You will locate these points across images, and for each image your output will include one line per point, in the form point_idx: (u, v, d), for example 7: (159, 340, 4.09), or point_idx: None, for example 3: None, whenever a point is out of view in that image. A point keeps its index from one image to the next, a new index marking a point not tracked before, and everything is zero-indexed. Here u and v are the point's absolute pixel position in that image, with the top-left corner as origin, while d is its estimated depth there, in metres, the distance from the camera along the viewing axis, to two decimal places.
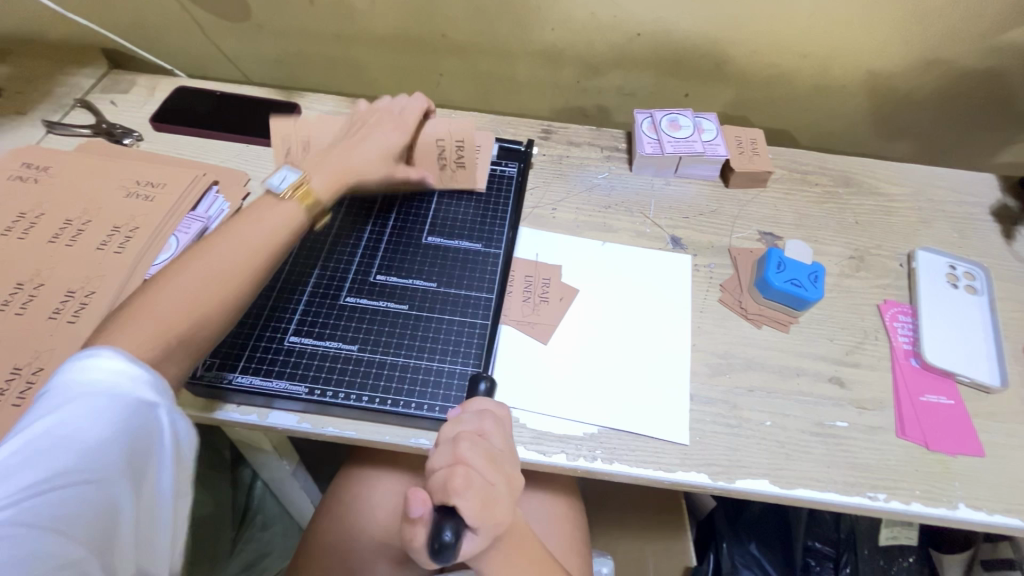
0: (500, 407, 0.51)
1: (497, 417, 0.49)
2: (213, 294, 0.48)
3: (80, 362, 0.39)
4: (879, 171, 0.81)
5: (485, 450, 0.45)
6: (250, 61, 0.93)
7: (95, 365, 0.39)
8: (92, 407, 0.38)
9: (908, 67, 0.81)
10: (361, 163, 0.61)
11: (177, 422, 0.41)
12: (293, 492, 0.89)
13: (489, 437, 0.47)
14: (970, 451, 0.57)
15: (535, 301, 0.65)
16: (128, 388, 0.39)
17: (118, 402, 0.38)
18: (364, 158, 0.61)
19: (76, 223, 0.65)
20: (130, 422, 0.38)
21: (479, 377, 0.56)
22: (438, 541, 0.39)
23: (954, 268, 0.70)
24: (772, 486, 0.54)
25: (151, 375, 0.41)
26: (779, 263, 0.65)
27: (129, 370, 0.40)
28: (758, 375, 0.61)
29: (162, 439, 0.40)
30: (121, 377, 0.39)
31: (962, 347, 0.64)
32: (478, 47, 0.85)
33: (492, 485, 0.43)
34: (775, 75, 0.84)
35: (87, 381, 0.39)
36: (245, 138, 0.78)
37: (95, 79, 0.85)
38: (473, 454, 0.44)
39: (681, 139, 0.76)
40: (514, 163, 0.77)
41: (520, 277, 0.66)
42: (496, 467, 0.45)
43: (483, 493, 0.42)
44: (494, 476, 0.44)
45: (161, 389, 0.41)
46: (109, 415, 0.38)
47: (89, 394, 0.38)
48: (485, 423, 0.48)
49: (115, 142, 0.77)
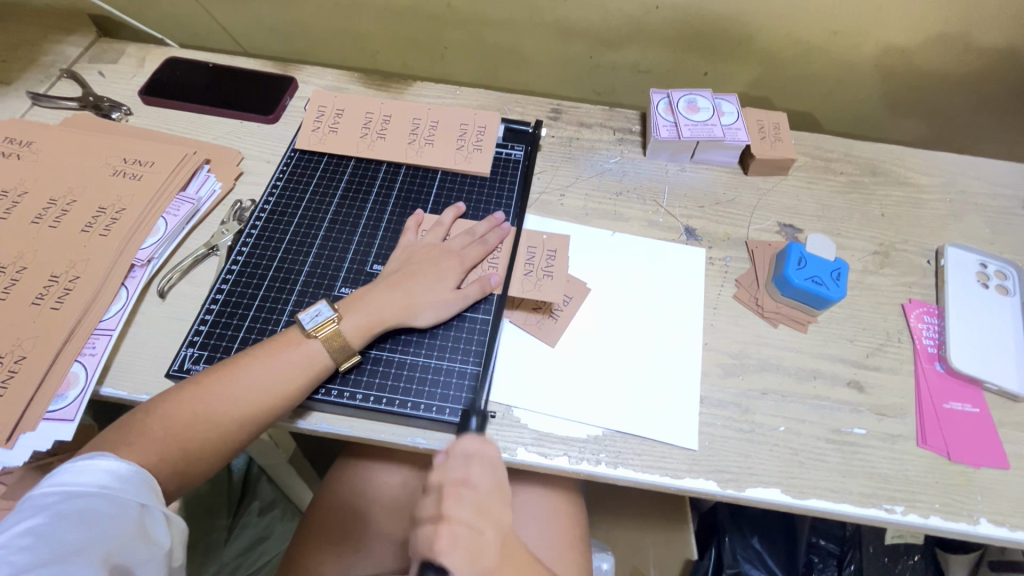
0: (487, 445, 0.49)
1: (483, 458, 0.47)
2: (245, 382, 0.50)
3: (78, 465, 0.43)
4: (908, 159, 0.76)
5: (473, 501, 0.44)
6: (246, 29, 0.88)
7: (93, 468, 0.43)
8: (85, 507, 0.41)
9: (948, 47, 0.75)
10: (419, 310, 0.56)
11: (157, 518, 0.44)
12: (289, 478, 0.89)
13: (474, 482, 0.46)
14: (993, 462, 0.54)
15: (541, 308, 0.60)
16: (115, 486, 0.43)
17: (98, 494, 0.42)
18: (428, 297, 0.57)
19: (61, 203, 0.62)
20: (120, 515, 0.41)
21: (469, 412, 0.52)
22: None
23: (985, 267, 0.66)
24: (783, 495, 0.52)
25: (138, 472, 0.44)
26: (800, 259, 0.61)
27: (113, 467, 0.43)
28: (773, 377, 0.58)
29: (145, 532, 0.42)
30: (110, 477, 0.43)
31: (991, 353, 0.60)
32: (484, 18, 0.80)
33: (480, 535, 0.43)
34: (802, 53, 0.79)
35: (81, 477, 0.42)
36: (238, 114, 0.74)
37: (83, 48, 0.80)
38: (455, 508, 0.43)
39: (700, 122, 0.71)
40: (521, 145, 0.73)
41: (523, 248, 0.63)
42: (479, 521, 0.44)
43: (471, 546, 0.42)
44: (480, 528, 0.44)
45: (134, 479, 0.44)
46: (89, 508, 0.41)
47: (88, 494, 0.41)
48: (470, 470, 0.46)
49: (103, 116, 0.74)
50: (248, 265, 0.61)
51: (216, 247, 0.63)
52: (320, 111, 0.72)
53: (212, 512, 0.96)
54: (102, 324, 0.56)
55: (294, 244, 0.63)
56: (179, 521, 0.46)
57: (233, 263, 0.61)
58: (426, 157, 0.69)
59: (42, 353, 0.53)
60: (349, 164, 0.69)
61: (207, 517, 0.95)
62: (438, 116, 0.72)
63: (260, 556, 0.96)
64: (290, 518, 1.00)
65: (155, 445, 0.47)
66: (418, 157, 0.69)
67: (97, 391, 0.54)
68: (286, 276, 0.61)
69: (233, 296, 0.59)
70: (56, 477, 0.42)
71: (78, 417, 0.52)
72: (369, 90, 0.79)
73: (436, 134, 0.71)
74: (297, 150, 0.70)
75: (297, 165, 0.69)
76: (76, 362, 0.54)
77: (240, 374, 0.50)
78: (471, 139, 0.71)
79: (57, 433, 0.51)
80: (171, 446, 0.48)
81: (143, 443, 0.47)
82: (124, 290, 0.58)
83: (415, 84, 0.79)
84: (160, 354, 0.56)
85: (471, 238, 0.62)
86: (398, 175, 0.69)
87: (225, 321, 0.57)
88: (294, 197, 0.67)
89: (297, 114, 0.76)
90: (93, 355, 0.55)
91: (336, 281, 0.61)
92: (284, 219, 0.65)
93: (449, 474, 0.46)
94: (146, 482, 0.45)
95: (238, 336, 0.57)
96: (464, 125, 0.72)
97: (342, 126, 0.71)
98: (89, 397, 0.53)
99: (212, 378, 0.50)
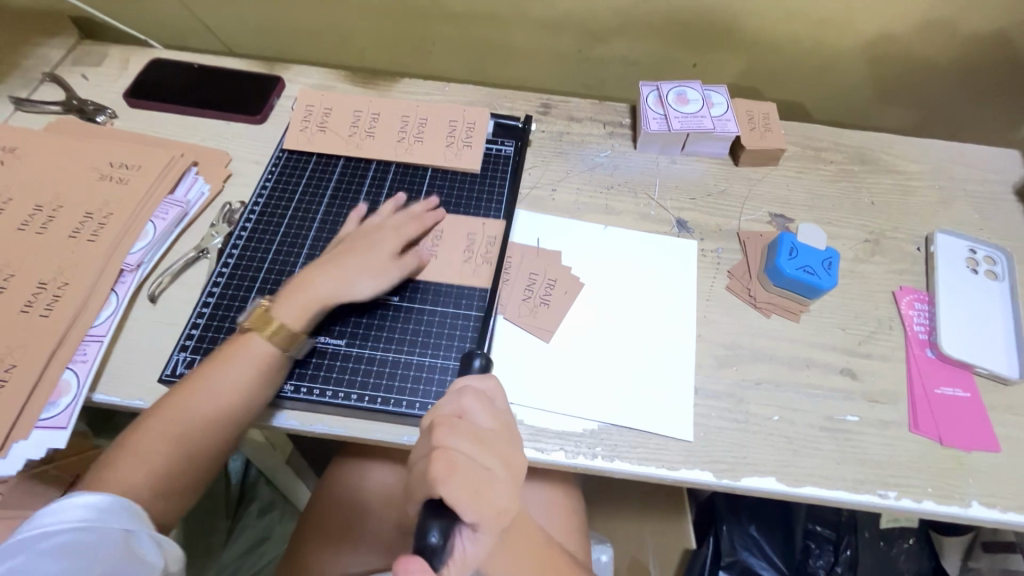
0: (487, 381, 0.47)
1: (482, 394, 0.45)
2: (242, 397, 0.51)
3: (54, 504, 0.42)
4: (897, 147, 0.77)
5: (471, 432, 0.41)
6: (231, 29, 0.87)
7: (71, 505, 0.43)
8: (69, 540, 0.40)
9: (934, 33, 0.75)
10: None
11: (148, 541, 0.44)
12: (287, 479, 0.89)
13: (471, 414, 0.43)
14: (985, 446, 0.55)
15: (534, 302, 0.60)
16: (98, 518, 0.43)
17: (82, 529, 0.41)
18: (416, 293, 0.57)
19: (47, 209, 0.61)
20: (106, 543, 0.41)
21: (472, 354, 0.50)
22: (423, 542, 0.36)
23: (974, 253, 0.67)
24: (778, 483, 0.52)
25: (119, 503, 0.45)
26: (791, 248, 0.61)
27: (92, 501, 0.43)
28: (767, 367, 0.58)
29: (135, 555, 0.42)
30: (91, 510, 0.43)
31: (981, 338, 0.61)
32: (472, 13, 0.79)
33: (484, 470, 0.40)
34: (790, 42, 0.79)
35: (59, 516, 0.41)
36: (225, 114, 0.74)
37: (64, 51, 0.79)
38: (449, 438, 0.40)
39: (689, 114, 0.71)
40: (511, 141, 0.72)
41: (521, 272, 0.62)
42: (484, 455, 0.41)
43: (471, 475, 0.39)
44: (483, 460, 0.40)
45: (117, 510, 0.44)
46: (75, 543, 0.40)
47: (69, 529, 0.41)
48: (465, 402, 0.44)
49: (87, 120, 0.73)
50: (238, 267, 0.61)
51: (206, 250, 0.63)
52: (308, 110, 0.71)
53: (213, 513, 0.96)
54: (93, 330, 0.56)
55: (284, 245, 0.63)
56: (170, 545, 0.46)
57: (224, 266, 0.61)
58: (416, 154, 0.69)
59: (32, 361, 0.52)
60: (338, 163, 0.69)
61: (207, 518, 0.95)
62: (427, 113, 0.72)
63: (260, 557, 0.96)
64: (289, 518, 1.00)
65: (151, 459, 0.48)
66: (407, 155, 0.69)
67: (90, 397, 0.54)
68: (277, 277, 0.60)
69: (224, 299, 0.59)
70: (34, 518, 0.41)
71: (71, 425, 0.52)
72: (357, 88, 0.78)
73: (426, 131, 0.70)
74: (285, 150, 0.70)
75: (285, 165, 0.69)
76: (67, 369, 0.54)
77: (230, 376, 0.51)
78: (461, 135, 0.71)
79: (50, 442, 0.51)
80: (170, 459, 0.49)
81: (140, 453, 0.48)
82: (115, 296, 0.58)
83: (403, 81, 0.79)
84: (152, 359, 0.56)
85: (463, 236, 0.62)
86: (388, 173, 0.68)
87: (216, 324, 0.57)
88: (283, 197, 0.66)
89: (284, 113, 0.76)
90: (85, 362, 0.54)
91: None
92: (273, 220, 0.64)
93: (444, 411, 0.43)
94: (131, 511, 0.45)
95: (231, 340, 0.56)
96: (454, 122, 0.71)
97: (330, 125, 0.71)
98: (81, 404, 0.53)
99: (210, 389, 0.51)
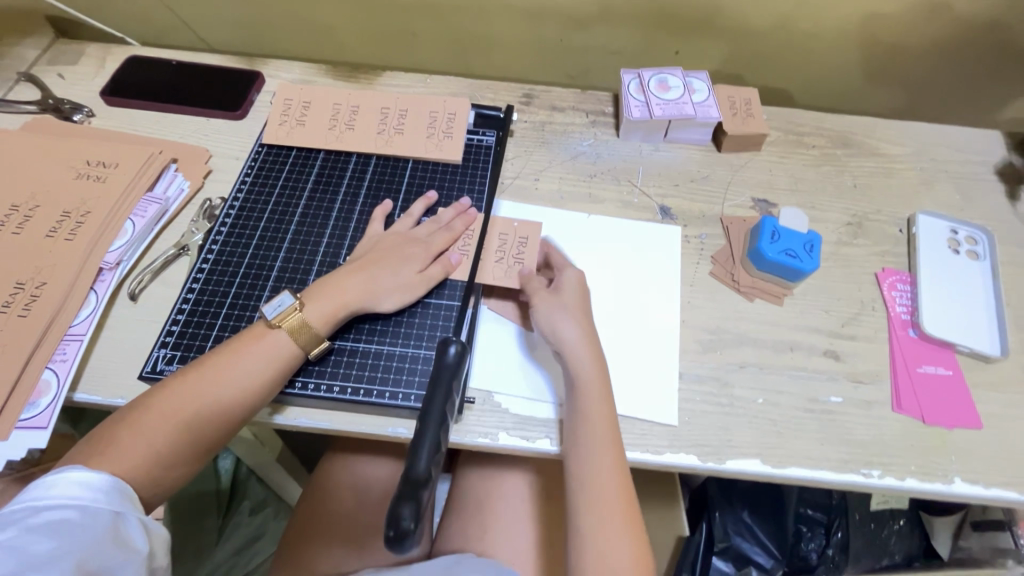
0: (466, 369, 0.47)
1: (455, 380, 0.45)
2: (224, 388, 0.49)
3: (47, 479, 0.42)
4: (879, 130, 0.77)
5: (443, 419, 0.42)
6: (209, 25, 0.86)
7: (64, 480, 0.42)
8: (56, 519, 0.40)
9: (912, 16, 0.76)
10: (382, 297, 0.56)
11: (134, 524, 0.43)
12: (278, 475, 0.89)
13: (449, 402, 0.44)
14: (967, 423, 0.55)
15: (510, 261, 0.61)
16: (87, 497, 0.42)
17: (68, 508, 0.41)
18: (393, 283, 0.56)
19: (24, 208, 0.61)
20: (91, 525, 0.41)
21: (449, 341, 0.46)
22: (395, 527, 0.37)
23: (956, 233, 0.67)
24: (763, 465, 0.53)
25: (115, 482, 0.44)
26: (774, 232, 0.62)
27: (86, 478, 0.43)
28: (751, 351, 0.59)
29: (119, 539, 0.42)
30: (83, 488, 0.42)
31: (963, 317, 0.61)
32: (451, 4, 0.79)
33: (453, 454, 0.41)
34: (771, 27, 0.78)
35: (52, 491, 0.41)
36: (204, 111, 0.73)
37: (41, 50, 0.78)
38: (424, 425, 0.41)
39: (670, 101, 0.71)
40: (492, 131, 0.72)
41: (494, 236, 0.63)
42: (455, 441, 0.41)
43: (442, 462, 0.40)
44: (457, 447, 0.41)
45: (109, 488, 0.43)
46: (57, 522, 0.40)
47: (57, 507, 0.41)
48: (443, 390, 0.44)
49: (64, 119, 0.72)
50: (219, 263, 0.60)
51: (187, 247, 0.62)
52: (287, 104, 0.71)
53: (203, 511, 0.95)
54: (72, 330, 0.55)
55: (265, 240, 0.62)
56: (158, 527, 0.45)
57: (204, 262, 0.60)
58: (397, 146, 0.69)
59: (10, 362, 0.52)
60: (318, 157, 0.69)
61: (197, 517, 0.94)
62: (407, 104, 0.71)
63: (253, 555, 0.96)
64: (283, 516, 1.01)
65: (127, 455, 0.46)
66: (388, 147, 0.68)
67: (70, 397, 0.53)
68: (258, 272, 0.60)
69: (205, 295, 0.58)
70: (28, 490, 0.41)
71: (52, 424, 0.51)
72: (337, 82, 0.78)
73: (406, 123, 0.70)
74: (265, 145, 0.69)
75: (265, 160, 0.68)
76: (47, 369, 0.53)
77: (210, 368, 0.50)
78: (442, 126, 0.70)
79: (30, 442, 0.50)
80: (148, 454, 0.47)
81: (112, 453, 0.45)
82: (94, 295, 0.57)
83: (384, 74, 0.78)
84: (133, 357, 0.56)
85: (444, 227, 0.61)
86: (369, 166, 0.68)
87: (197, 320, 0.57)
88: (263, 192, 0.66)
89: (264, 108, 0.75)
90: (65, 362, 0.54)
91: (309, 275, 0.60)
92: (253, 215, 0.64)
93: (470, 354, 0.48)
94: (125, 489, 0.44)
95: (211, 335, 0.56)
96: (434, 113, 0.71)
97: (309, 119, 0.70)
98: (61, 404, 0.52)
99: (190, 381, 0.49)
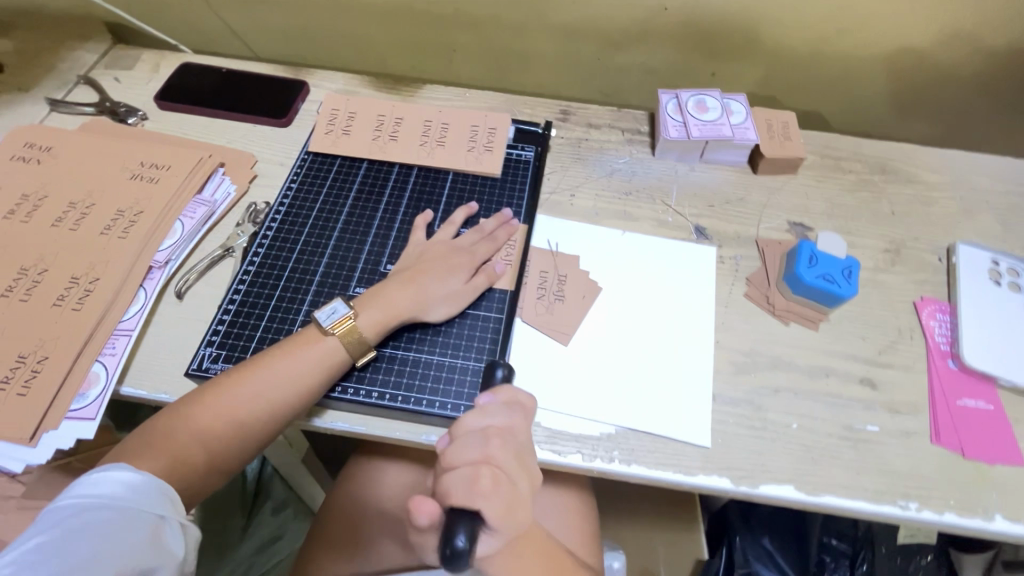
0: (528, 398, 0.48)
1: (527, 408, 0.47)
2: (272, 390, 0.50)
3: (92, 477, 0.44)
4: (918, 158, 0.76)
5: (514, 447, 0.42)
6: (259, 36, 0.89)
7: (107, 480, 0.44)
8: (98, 518, 0.41)
9: (955, 45, 0.75)
10: (427, 306, 0.57)
11: (173, 528, 0.44)
12: (303, 477, 0.90)
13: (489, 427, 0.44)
14: (1008, 459, 0.54)
15: (549, 299, 0.61)
16: (129, 496, 0.43)
17: (110, 508, 0.42)
18: (437, 293, 0.57)
19: (80, 206, 0.63)
20: (135, 524, 0.42)
21: (496, 364, 0.51)
22: (451, 545, 0.34)
23: (997, 264, 0.65)
24: (797, 492, 0.52)
25: (154, 482, 0.45)
26: (811, 257, 0.61)
27: (128, 479, 0.44)
28: (785, 375, 0.58)
29: (158, 542, 0.43)
30: (125, 488, 0.44)
31: (1004, 350, 0.60)
32: (494, 21, 0.81)
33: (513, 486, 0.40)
34: (809, 53, 0.79)
35: (94, 491, 0.43)
36: (252, 117, 0.76)
37: (99, 55, 0.82)
38: (498, 449, 0.41)
39: (709, 122, 0.71)
40: (530, 146, 0.73)
41: (534, 272, 0.63)
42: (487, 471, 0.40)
43: (505, 494, 0.39)
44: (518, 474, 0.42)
45: (150, 489, 0.45)
46: (100, 522, 0.41)
47: (100, 505, 0.42)
48: (514, 418, 0.45)
49: (119, 121, 0.75)
50: (264, 266, 0.62)
51: (231, 249, 0.64)
52: (333, 114, 0.73)
53: (229, 512, 0.97)
54: (121, 325, 0.57)
55: (308, 244, 0.64)
56: (192, 532, 0.46)
57: (250, 265, 0.62)
58: (438, 157, 0.70)
59: (63, 353, 0.54)
60: (361, 166, 0.70)
61: (222, 517, 0.96)
62: (449, 118, 0.73)
63: (272, 555, 0.97)
64: (302, 518, 1.02)
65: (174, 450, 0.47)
66: (430, 159, 0.70)
67: (117, 390, 0.55)
68: (301, 276, 0.61)
69: (250, 297, 0.60)
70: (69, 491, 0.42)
71: (99, 416, 0.53)
72: (380, 94, 0.80)
73: (447, 136, 0.72)
74: (310, 153, 0.71)
75: (310, 167, 0.70)
76: (96, 362, 0.55)
77: (263, 372, 0.51)
78: (482, 140, 0.72)
79: (79, 432, 0.52)
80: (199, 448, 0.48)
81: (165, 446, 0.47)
82: (143, 292, 0.59)
83: (425, 87, 0.80)
84: (178, 354, 0.57)
85: (487, 240, 0.63)
86: (410, 176, 0.70)
87: (242, 321, 0.58)
88: (308, 199, 0.67)
89: (309, 117, 0.77)
90: (114, 355, 0.55)
91: (351, 281, 0.61)
92: (298, 221, 0.66)
93: (464, 425, 0.43)
94: (162, 493, 0.45)
95: (256, 335, 0.58)
96: (475, 127, 0.73)
97: (353, 129, 0.72)
98: (110, 397, 0.54)
99: (241, 382, 0.50)
